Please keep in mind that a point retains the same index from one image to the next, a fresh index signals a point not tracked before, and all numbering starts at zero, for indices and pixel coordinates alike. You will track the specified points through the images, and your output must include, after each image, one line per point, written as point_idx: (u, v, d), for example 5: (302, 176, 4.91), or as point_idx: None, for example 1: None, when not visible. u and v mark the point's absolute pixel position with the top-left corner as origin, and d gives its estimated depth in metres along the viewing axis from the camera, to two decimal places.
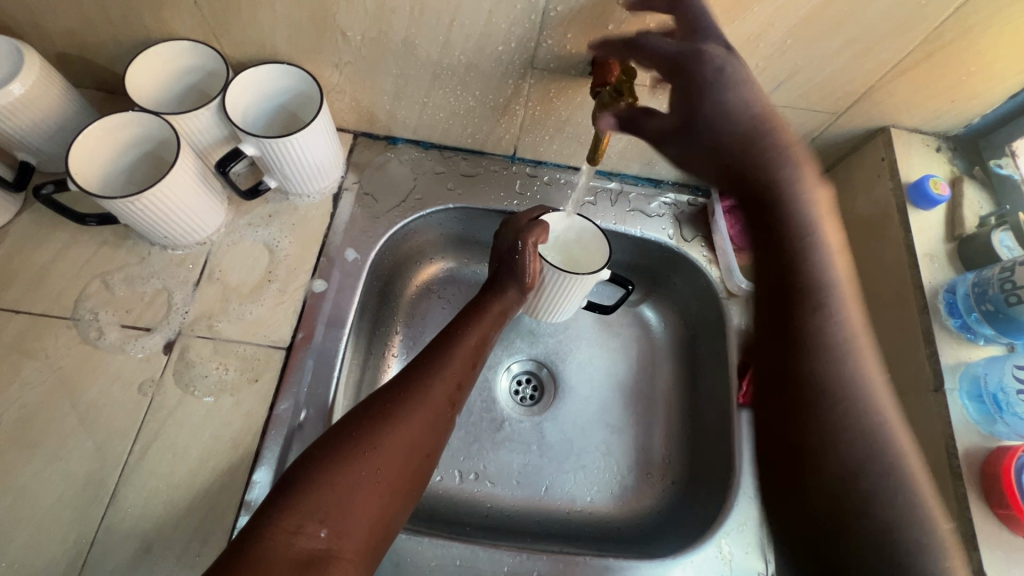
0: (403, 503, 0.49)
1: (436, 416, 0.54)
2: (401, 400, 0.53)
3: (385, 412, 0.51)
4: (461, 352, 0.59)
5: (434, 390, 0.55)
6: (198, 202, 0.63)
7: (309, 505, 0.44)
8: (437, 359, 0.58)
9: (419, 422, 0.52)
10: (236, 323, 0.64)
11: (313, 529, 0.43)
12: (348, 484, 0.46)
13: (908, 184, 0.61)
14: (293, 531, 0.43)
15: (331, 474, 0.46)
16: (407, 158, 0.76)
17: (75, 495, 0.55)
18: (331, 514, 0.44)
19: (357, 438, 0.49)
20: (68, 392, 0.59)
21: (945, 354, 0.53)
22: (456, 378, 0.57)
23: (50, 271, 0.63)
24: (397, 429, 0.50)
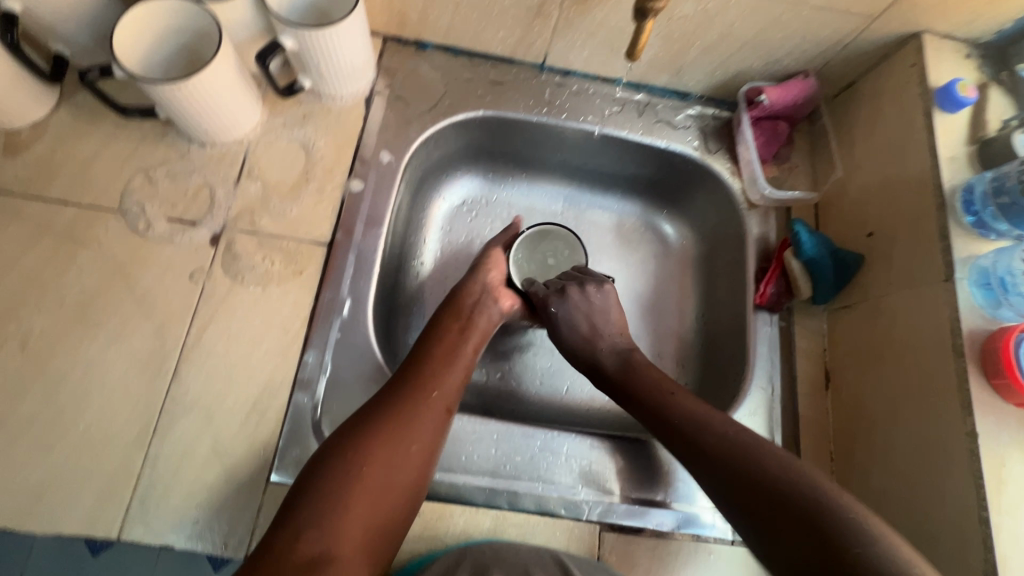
0: (406, 504, 0.51)
1: (427, 422, 0.54)
2: (387, 408, 0.54)
3: (371, 424, 0.52)
4: (443, 356, 0.60)
5: (418, 395, 0.55)
6: (239, 97, 0.64)
7: (307, 513, 0.46)
8: (421, 365, 0.59)
9: (409, 427, 0.53)
10: (278, 220, 0.66)
11: (311, 535, 0.45)
12: (337, 492, 0.47)
13: (936, 89, 0.62)
14: (292, 540, 0.44)
15: (324, 483, 0.48)
16: (438, 63, 0.76)
17: (139, 371, 0.59)
18: (324, 519, 0.46)
19: (344, 449, 0.50)
20: (123, 278, 0.61)
21: (958, 248, 0.56)
22: (439, 383, 0.58)
23: (93, 165, 0.65)
24: (387, 436, 0.51)
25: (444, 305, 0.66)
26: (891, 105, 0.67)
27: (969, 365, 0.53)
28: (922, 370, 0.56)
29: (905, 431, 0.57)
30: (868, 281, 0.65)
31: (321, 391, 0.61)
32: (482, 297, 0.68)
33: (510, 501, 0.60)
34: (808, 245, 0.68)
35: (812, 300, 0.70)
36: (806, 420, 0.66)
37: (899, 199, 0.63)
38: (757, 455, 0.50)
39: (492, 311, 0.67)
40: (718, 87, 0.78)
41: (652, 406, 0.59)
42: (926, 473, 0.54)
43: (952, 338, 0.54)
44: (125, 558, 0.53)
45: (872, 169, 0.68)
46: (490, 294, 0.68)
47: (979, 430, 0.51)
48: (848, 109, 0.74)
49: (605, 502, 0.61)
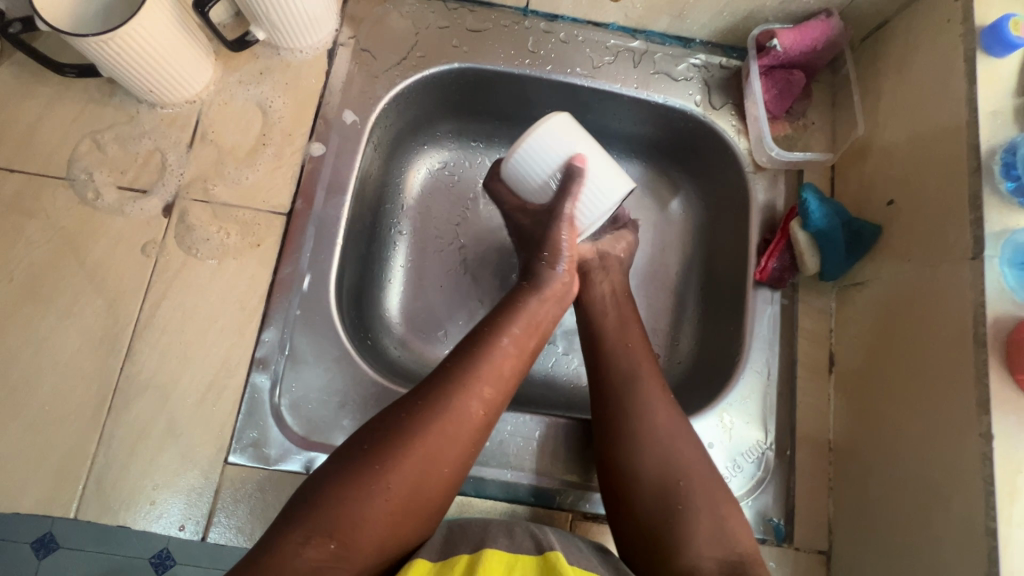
0: (425, 521, 0.46)
1: (466, 440, 0.47)
2: (429, 416, 0.47)
3: (406, 430, 0.46)
4: (496, 357, 0.51)
5: (462, 400, 0.48)
6: (183, 51, 0.58)
7: (321, 521, 0.42)
8: (473, 362, 0.50)
9: (447, 446, 0.46)
10: (233, 188, 0.61)
11: (322, 544, 0.41)
12: (358, 505, 0.43)
13: (981, 29, 0.52)
14: (301, 544, 0.41)
15: (344, 493, 0.43)
16: (409, 9, 0.69)
17: (92, 349, 0.56)
18: (341, 530, 0.42)
19: (372, 455, 0.44)
20: (73, 251, 0.58)
21: (992, 220, 0.48)
22: (489, 392, 0.49)
23: (38, 128, 0.61)
24: (421, 450, 0.45)
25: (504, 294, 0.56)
26: (926, 50, 0.57)
27: (990, 358, 0.46)
28: (935, 359, 0.50)
29: (914, 428, 0.51)
30: (883, 256, 0.58)
31: (280, 370, 0.58)
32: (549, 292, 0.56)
33: (476, 487, 0.57)
34: (817, 215, 0.60)
35: (819, 276, 0.63)
36: (803, 407, 0.61)
37: (926, 163, 0.55)
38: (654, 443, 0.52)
39: (559, 302, 0.57)
40: (725, 32, 0.68)
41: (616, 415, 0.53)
42: (930, 474, 0.49)
43: (974, 326, 0.47)
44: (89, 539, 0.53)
45: (897, 127, 0.59)
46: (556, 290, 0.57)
47: (994, 431, 0.44)
48: (875, 56, 0.64)
49: (580, 491, 0.58)
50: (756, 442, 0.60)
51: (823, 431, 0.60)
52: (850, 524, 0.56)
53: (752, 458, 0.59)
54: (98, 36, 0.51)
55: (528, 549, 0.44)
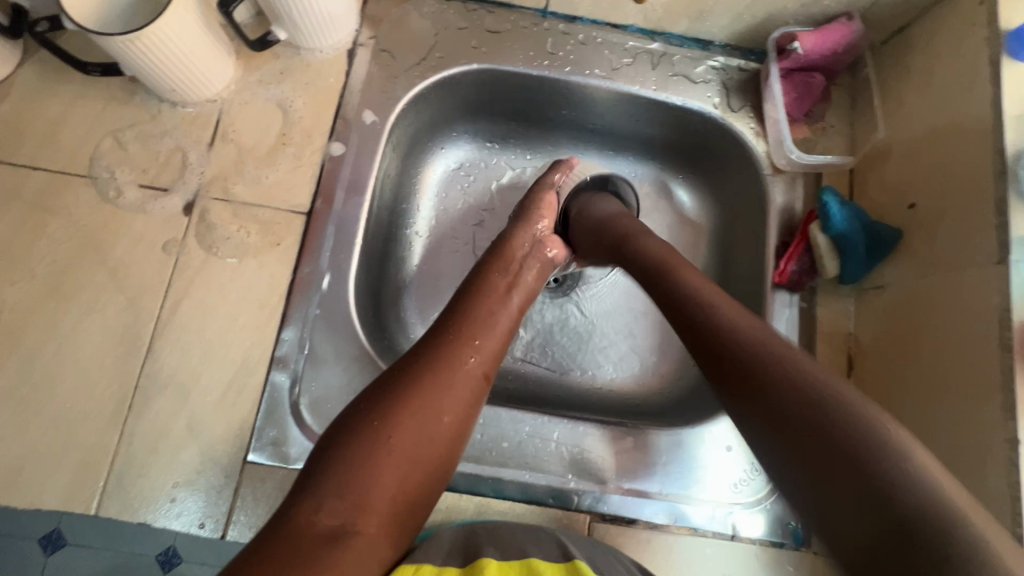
0: (433, 482, 0.44)
1: (463, 388, 0.46)
2: (421, 367, 0.46)
3: (402, 381, 0.45)
4: (482, 312, 0.52)
5: (452, 350, 0.48)
6: (206, 51, 0.58)
7: (329, 480, 0.39)
8: (459, 318, 0.51)
9: (444, 393, 0.45)
10: (253, 187, 0.62)
11: (333, 506, 0.38)
12: (365, 461, 0.40)
13: (1008, 32, 0.52)
14: (315, 510, 0.38)
15: (348, 449, 0.41)
16: (428, 10, 0.69)
17: (114, 346, 0.57)
18: (349, 488, 0.39)
19: (370, 408, 0.43)
20: (95, 249, 0.59)
21: (1018, 225, 0.48)
22: (478, 341, 0.49)
23: (61, 127, 0.61)
24: (418, 398, 0.44)
25: (491, 254, 0.59)
26: (950, 54, 0.57)
27: (1017, 363, 0.45)
28: (959, 364, 0.50)
29: (939, 434, 0.51)
30: (904, 260, 0.58)
31: (299, 369, 0.58)
32: (531, 252, 0.60)
33: (494, 487, 0.57)
34: (838, 217, 0.60)
35: (839, 279, 0.63)
36: None
37: (950, 166, 0.54)
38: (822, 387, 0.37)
39: (541, 268, 0.60)
40: (745, 35, 0.68)
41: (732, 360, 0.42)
42: (954, 478, 0.48)
43: (1000, 331, 0.47)
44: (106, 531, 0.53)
45: (920, 130, 0.59)
46: (537, 251, 0.61)
47: (1022, 437, 0.44)
48: (897, 59, 0.64)
49: (598, 492, 0.58)
50: None
51: None
52: None
53: None
54: (125, 36, 0.51)
55: (552, 557, 0.46)
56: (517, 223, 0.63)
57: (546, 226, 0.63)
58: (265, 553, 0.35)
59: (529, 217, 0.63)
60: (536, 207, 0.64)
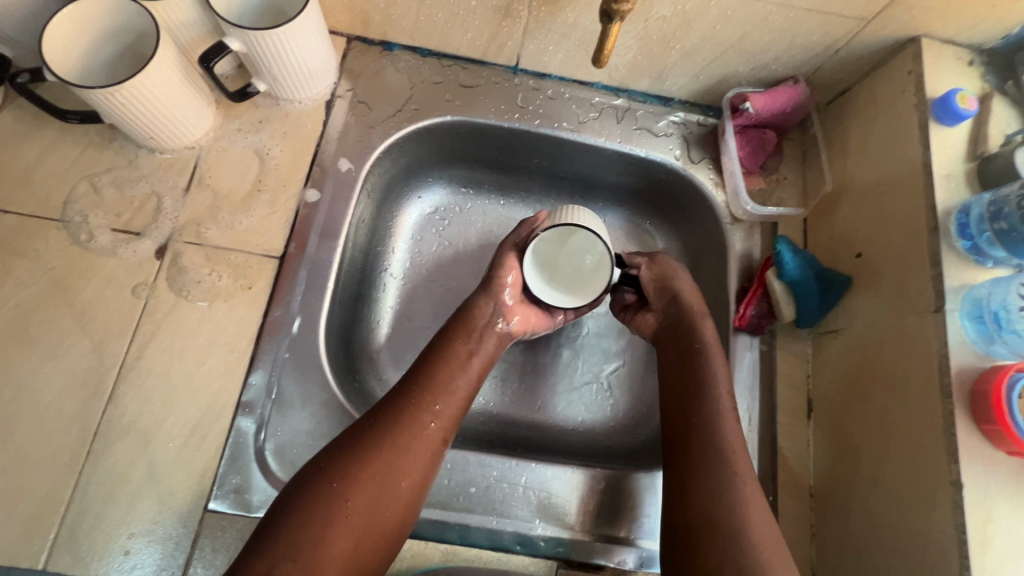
0: (387, 543, 0.46)
1: (421, 451, 0.49)
2: (382, 429, 0.49)
3: (362, 444, 0.47)
4: (444, 374, 0.55)
5: (414, 414, 0.51)
6: (185, 101, 0.60)
7: (280, 545, 0.41)
8: (422, 379, 0.54)
9: (403, 458, 0.48)
10: (226, 232, 0.63)
11: (285, 569, 0.40)
12: (319, 526, 0.43)
13: (933, 100, 0.57)
14: (266, 573, 0.40)
15: (303, 512, 0.43)
16: (405, 65, 0.72)
17: (75, 391, 0.56)
18: (301, 554, 0.41)
19: (328, 471, 0.45)
20: (62, 292, 0.59)
21: (951, 276, 0.51)
22: (438, 406, 0.52)
23: (35, 171, 0.62)
24: (377, 463, 0.47)
25: (455, 318, 0.60)
26: (885, 116, 0.62)
27: (956, 406, 0.48)
28: (906, 407, 0.52)
29: (890, 477, 0.52)
30: (853, 306, 0.61)
31: (266, 414, 0.58)
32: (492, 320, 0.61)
33: (461, 534, 0.56)
34: (791, 265, 0.63)
35: (796, 323, 0.65)
36: (784, 454, 0.62)
37: (890, 220, 0.58)
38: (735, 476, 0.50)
39: (503, 334, 0.61)
40: (702, 93, 0.73)
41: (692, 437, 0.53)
42: (904, 520, 0.50)
43: (940, 376, 0.49)
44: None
45: (863, 185, 0.63)
46: (496, 321, 0.61)
47: (965, 479, 0.46)
48: (840, 119, 0.69)
49: (564, 537, 0.58)
50: None
51: (804, 478, 0.61)
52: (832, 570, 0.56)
53: None
54: (105, 88, 0.53)
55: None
56: (482, 293, 0.62)
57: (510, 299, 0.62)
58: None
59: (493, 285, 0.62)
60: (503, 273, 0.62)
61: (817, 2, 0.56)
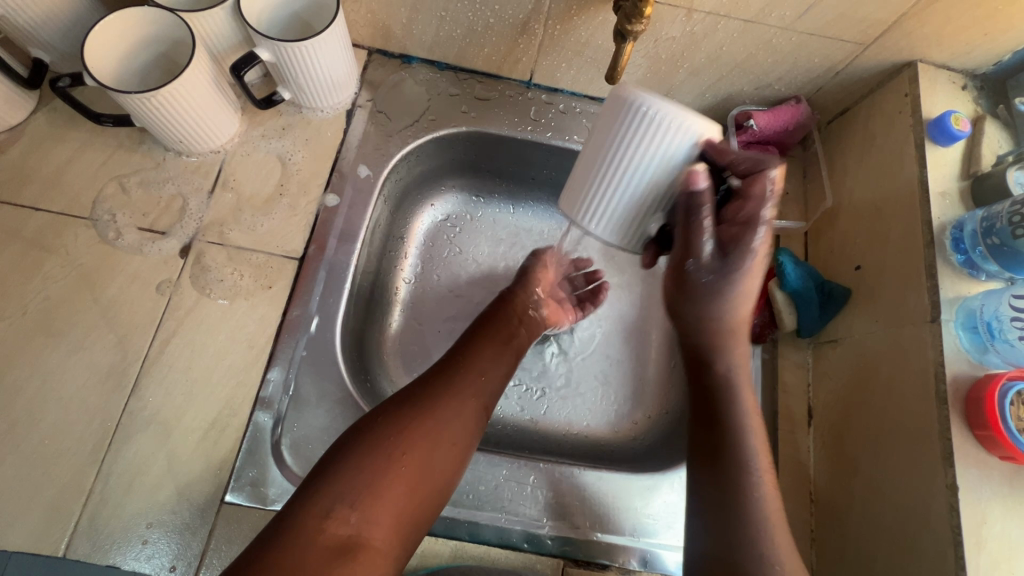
0: (432, 500, 0.50)
1: (468, 415, 0.53)
2: (434, 393, 0.53)
3: (416, 404, 0.52)
4: (487, 347, 0.59)
5: (463, 380, 0.55)
6: (214, 107, 0.63)
7: (339, 491, 0.46)
8: (469, 350, 0.58)
9: (453, 418, 0.52)
10: (248, 233, 0.65)
11: (343, 513, 0.45)
12: (375, 475, 0.47)
13: (929, 121, 0.60)
14: (325, 517, 0.45)
15: (360, 463, 0.47)
16: (423, 77, 0.75)
17: (99, 383, 0.57)
18: (360, 499, 0.46)
19: (384, 427, 0.50)
20: (89, 288, 0.61)
21: (946, 288, 0.54)
22: (485, 374, 0.57)
23: (66, 171, 0.64)
24: (430, 421, 0.51)
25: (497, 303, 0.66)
26: (883, 135, 0.65)
27: (951, 413, 0.50)
28: (903, 414, 0.54)
29: (889, 481, 0.54)
30: (853, 317, 0.63)
31: (282, 410, 0.60)
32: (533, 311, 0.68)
33: (471, 531, 0.58)
34: (792, 276, 0.65)
35: (797, 333, 0.67)
36: (785, 459, 0.64)
37: (889, 233, 0.61)
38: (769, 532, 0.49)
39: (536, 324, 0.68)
40: (707, 110, 0.76)
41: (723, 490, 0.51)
42: (902, 523, 0.52)
43: (936, 383, 0.51)
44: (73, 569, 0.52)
45: (862, 201, 0.66)
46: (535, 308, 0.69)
47: (960, 483, 0.48)
48: (840, 137, 0.72)
49: (572, 536, 0.59)
50: None
51: (805, 484, 0.63)
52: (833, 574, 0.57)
53: None
54: (141, 94, 0.56)
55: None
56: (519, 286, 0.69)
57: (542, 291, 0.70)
58: (281, 553, 0.43)
59: (530, 281, 0.70)
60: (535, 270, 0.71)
61: (819, 26, 0.59)
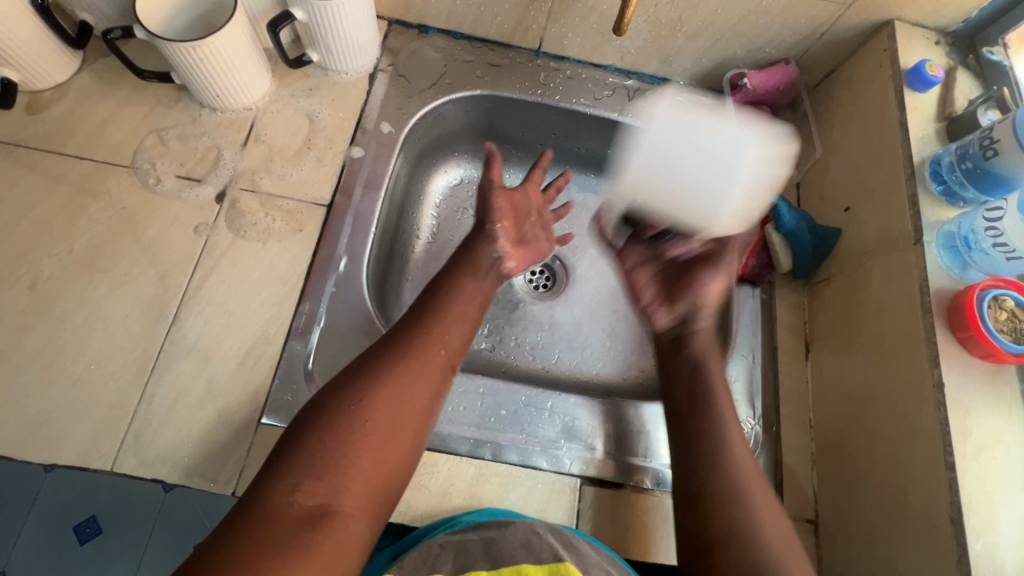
0: (404, 464, 0.47)
1: (433, 374, 0.51)
2: (394, 356, 0.51)
3: (374, 369, 0.49)
4: (449, 308, 0.57)
5: (429, 345, 0.52)
6: (249, 66, 0.68)
7: (304, 464, 0.43)
8: (432, 316, 0.55)
9: (413, 380, 0.49)
10: (279, 182, 0.69)
11: (309, 486, 0.42)
12: (344, 443, 0.44)
13: (906, 71, 0.66)
14: (291, 490, 0.42)
15: (322, 432, 0.44)
16: (440, 45, 0.81)
17: (142, 314, 0.61)
18: (326, 471, 0.43)
19: (348, 392, 0.47)
20: (131, 229, 0.64)
21: (927, 213, 0.59)
22: (448, 334, 0.54)
23: (109, 124, 0.68)
24: (391, 385, 0.48)
25: (453, 269, 0.61)
26: (865, 89, 0.71)
27: (936, 321, 0.55)
28: (891, 330, 0.59)
29: (883, 392, 0.58)
30: (845, 253, 0.68)
31: (314, 340, 0.63)
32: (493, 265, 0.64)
33: (494, 452, 0.61)
34: (788, 218, 0.69)
35: (793, 274, 0.72)
36: (786, 388, 0.68)
37: (874, 173, 0.66)
38: (753, 519, 0.51)
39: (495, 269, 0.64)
40: (704, 76, 0.82)
41: (699, 479, 0.54)
42: (898, 428, 0.56)
43: (922, 297, 0.56)
44: (107, 484, 0.54)
45: (848, 149, 0.71)
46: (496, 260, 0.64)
47: (945, 380, 0.52)
48: (827, 96, 0.78)
49: (588, 457, 0.63)
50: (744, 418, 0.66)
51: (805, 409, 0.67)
52: (836, 489, 0.61)
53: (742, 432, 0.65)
54: (189, 44, 0.60)
55: (544, 561, 0.47)
56: (479, 239, 0.65)
57: (502, 246, 0.65)
58: (246, 533, 0.39)
59: (488, 225, 0.65)
60: (493, 219, 0.65)
61: None
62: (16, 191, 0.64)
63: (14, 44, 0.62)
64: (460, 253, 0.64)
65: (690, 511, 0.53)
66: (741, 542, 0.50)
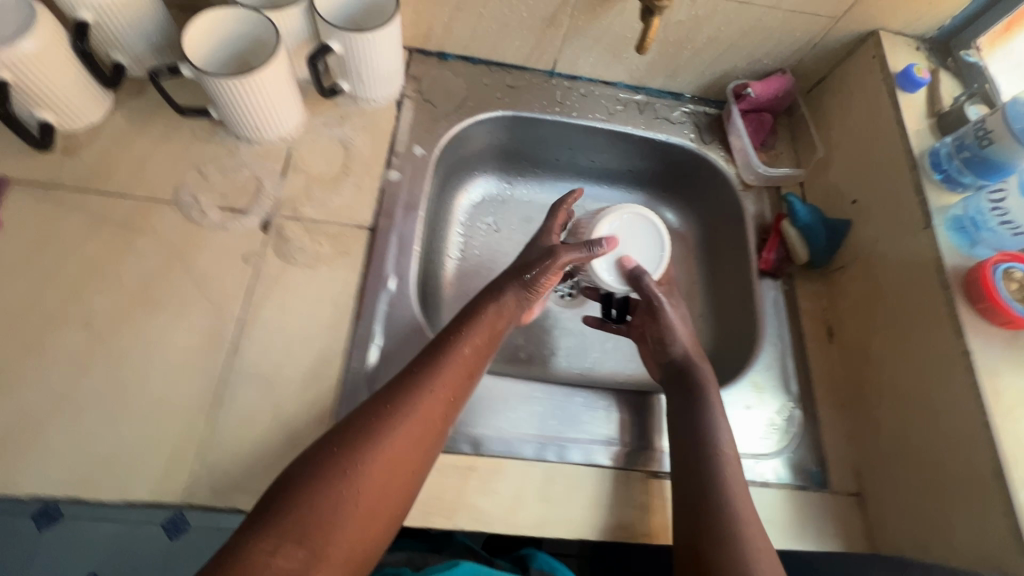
0: (390, 524, 0.49)
1: (425, 435, 0.52)
2: (388, 414, 0.51)
3: (369, 430, 0.50)
4: (448, 359, 0.56)
5: (427, 404, 0.53)
6: (286, 100, 0.69)
7: (288, 526, 0.44)
8: (428, 368, 0.55)
9: (406, 442, 0.50)
10: (321, 208, 0.71)
11: (291, 551, 0.43)
12: (330, 507, 0.46)
13: (896, 74, 0.73)
14: (270, 552, 0.42)
15: (311, 496, 0.45)
16: (460, 71, 0.84)
17: (199, 346, 0.61)
18: (312, 533, 0.44)
19: (341, 454, 0.48)
20: (180, 262, 0.65)
21: (934, 200, 0.65)
22: (445, 391, 0.55)
23: (148, 161, 0.69)
24: (384, 448, 0.49)
25: (459, 318, 0.61)
26: (858, 92, 0.77)
27: (956, 294, 0.60)
28: (912, 307, 0.64)
29: (912, 364, 0.63)
30: (857, 241, 0.74)
31: (373, 359, 0.64)
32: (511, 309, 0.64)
33: (558, 453, 0.63)
34: (803, 214, 0.76)
35: (810, 265, 0.78)
36: (817, 370, 0.73)
37: (877, 168, 0.72)
38: (739, 529, 0.53)
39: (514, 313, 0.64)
40: (707, 88, 0.88)
41: (705, 494, 0.56)
42: (932, 396, 0.61)
43: (939, 274, 0.62)
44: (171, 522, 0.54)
45: (848, 147, 0.78)
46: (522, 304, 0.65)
47: (972, 348, 0.58)
48: (821, 101, 0.85)
49: (647, 452, 0.65)
50: (784, 402, 0.70)
51: (837, 389, 0.72)
52: (877, 459, 0.65)
53: (783, 415, 0.69)
54: (230, 79, 0.61)
55: None
56: (507, 279, 0.65)
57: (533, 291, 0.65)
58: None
59: (533, 279, 0.65)
60: (540, 272, 0.65)
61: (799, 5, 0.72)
62: (60, 231, 0.63)
63: (57, 89, 0.62)
64: (480, 295, 0.64)
65: (688, 518, 0.55)
66: (740, 549, 0.51)
